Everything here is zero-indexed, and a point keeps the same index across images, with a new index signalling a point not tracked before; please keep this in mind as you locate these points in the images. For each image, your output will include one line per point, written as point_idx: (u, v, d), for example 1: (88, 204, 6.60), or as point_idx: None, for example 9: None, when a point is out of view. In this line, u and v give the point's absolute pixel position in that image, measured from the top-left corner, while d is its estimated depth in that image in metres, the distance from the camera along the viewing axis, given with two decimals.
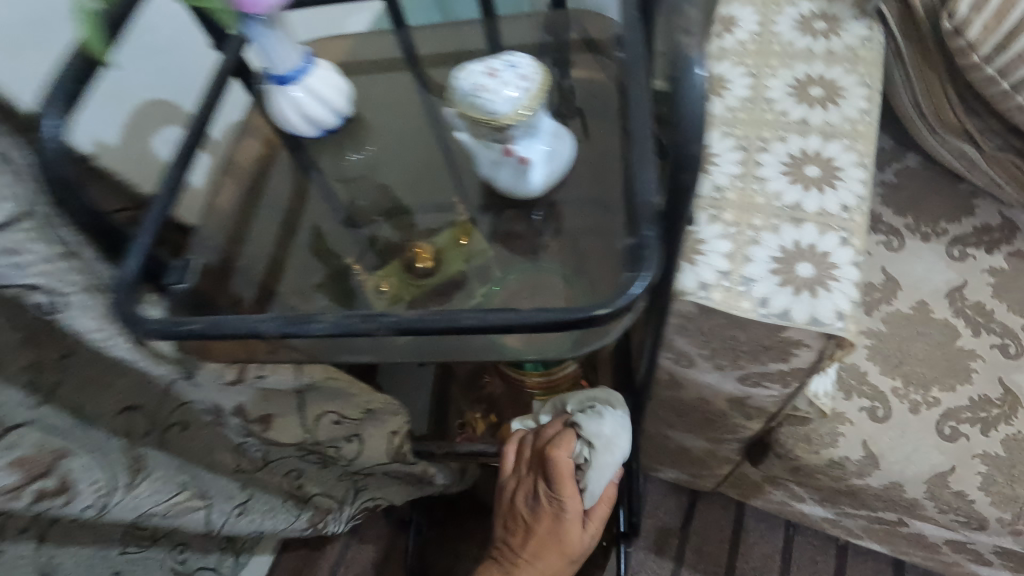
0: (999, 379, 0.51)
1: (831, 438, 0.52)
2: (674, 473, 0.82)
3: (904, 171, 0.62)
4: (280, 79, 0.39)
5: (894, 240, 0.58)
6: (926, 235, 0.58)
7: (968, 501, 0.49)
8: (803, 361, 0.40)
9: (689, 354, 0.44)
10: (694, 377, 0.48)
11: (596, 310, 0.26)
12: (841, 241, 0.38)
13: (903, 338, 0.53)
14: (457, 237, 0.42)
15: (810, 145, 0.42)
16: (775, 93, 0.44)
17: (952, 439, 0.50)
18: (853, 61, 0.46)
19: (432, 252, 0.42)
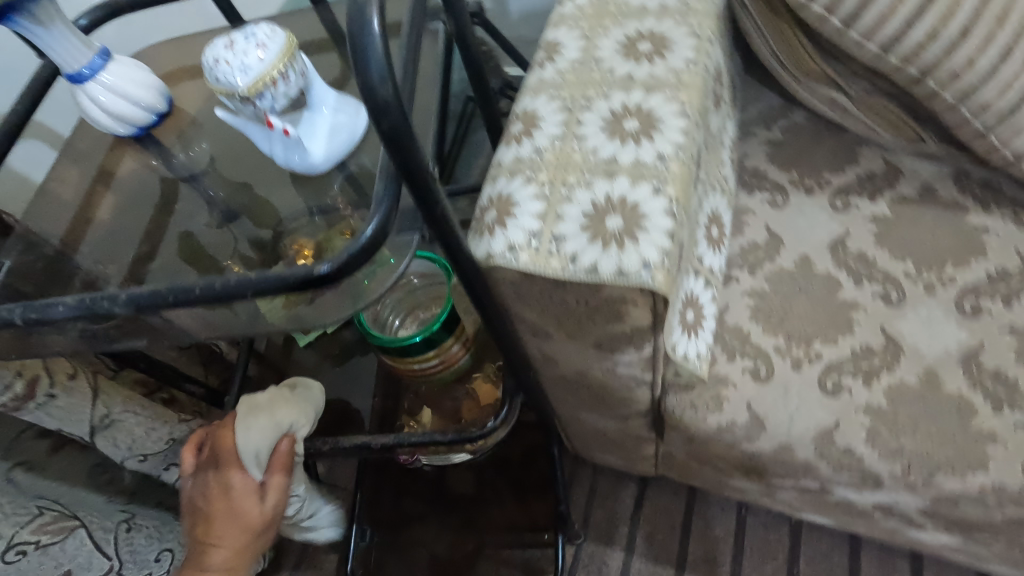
0: (882, 328, 0.50)
1: (716, 403, 0.50)
2: (609, 459, 0.78)
3: (791, 127, 0.60)
4: (72, 77, 0.43)
5: (779, 197, 0.57)
6: (811, 188, 0.57)
7: (857, 458, 0.48)
8: (640, 317, 0.41)
9: (537, 323, 0.44)
10: (558, 349, 0.47)
11: (317, 268, 0.30)
12: (654, 191, 0.36)
13: (784, 295, 0.52)
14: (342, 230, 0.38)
15: (633, 98, 0.41)
16: (604, 51, 0.43)
17: (836, 394, 0.49)
18: (684, 14, 0.45)
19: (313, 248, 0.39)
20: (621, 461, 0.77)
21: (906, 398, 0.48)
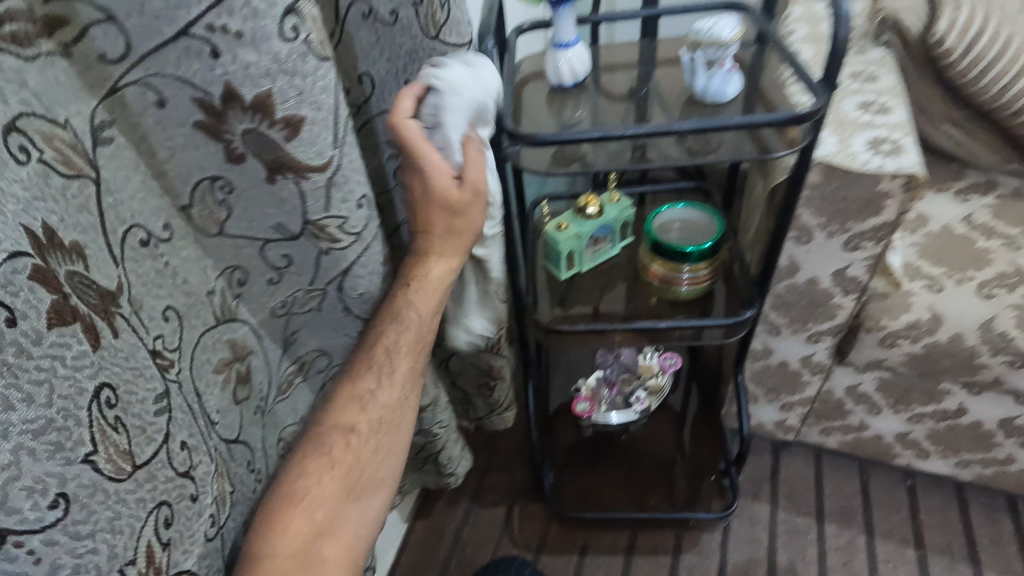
0: (1014, 263, 0.82)
1: (905, 306, 0.82)
2: (770, 414, 1.08)
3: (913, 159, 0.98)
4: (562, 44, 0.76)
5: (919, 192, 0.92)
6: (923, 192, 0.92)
7: (1011, 340, 0.77)
8: (891, 214, 0.72)
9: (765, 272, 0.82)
10: (768, 282, 0.83)
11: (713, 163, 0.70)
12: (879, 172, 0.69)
13: (941, 244, 0.86)
14: (654, 266, 0.91)
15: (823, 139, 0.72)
16: (847, 105, 0.77)
17: (990, 297, 0.79)
18: (867, 75, 0.82)
19: (652, 275, 0.92)
20: (776, 415, 1.07)
21: None
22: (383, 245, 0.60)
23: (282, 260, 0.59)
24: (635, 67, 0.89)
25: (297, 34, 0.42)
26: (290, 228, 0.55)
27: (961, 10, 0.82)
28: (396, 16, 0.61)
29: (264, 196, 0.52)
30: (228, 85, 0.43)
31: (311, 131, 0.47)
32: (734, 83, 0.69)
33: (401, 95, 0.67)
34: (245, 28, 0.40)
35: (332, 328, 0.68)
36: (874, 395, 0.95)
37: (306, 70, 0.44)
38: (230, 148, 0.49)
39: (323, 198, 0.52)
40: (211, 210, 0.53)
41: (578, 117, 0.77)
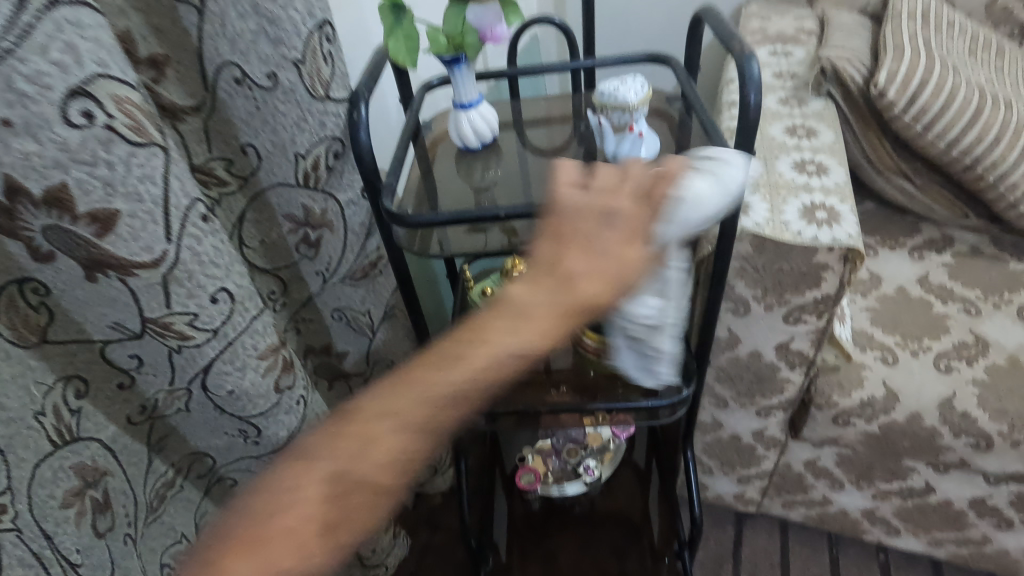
0: (971, 330, 0.75)
1: (858, 381, 0.74)
2: (727, 487, 0.99)
3: (864, 212, 0.92)
4: (464, 105, 0.68)
5: (871, 250, 0.86)
6: (875, 250, 0.86)
7: (973, 420, 0.69)
8: (830, 285, 0.64)
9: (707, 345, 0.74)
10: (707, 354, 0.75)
11: None
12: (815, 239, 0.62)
13: (894, 308, 0.78)
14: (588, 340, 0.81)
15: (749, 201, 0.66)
16: (781, 164, 0.70)
17: (948, 372, 0.72)
18: (806, 129, 0.76)
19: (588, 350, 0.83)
20: (734, 488, 0.98)
21: (999, 374, 0.71)
22: (255, 333, 0.50)
23: (132, 360, 0.48)
24: (560, 123, 0.83)
25: (91, 118, 0.35)
26: (130, 326, 0.44)
27: (902, 62, 0.77)
28: (275, 81, 0.50)
29: (93, 294, 0.42)
30: (6, 179, 0.34)
31: (130, 225, 0.39)
32: (646, 148, 0.61)
33: (292, 169, 0.55)
34: (14, 115, 0.32)
35: (206, 426, 0.57)
36: (835, 470, 0.87)
37: (111, 157, 0.36)
38: (32, 247, 0.39)
39: (161, 294, 0.43)
40: (26, 317, 0.43)
41: (491, 181, 0.71)
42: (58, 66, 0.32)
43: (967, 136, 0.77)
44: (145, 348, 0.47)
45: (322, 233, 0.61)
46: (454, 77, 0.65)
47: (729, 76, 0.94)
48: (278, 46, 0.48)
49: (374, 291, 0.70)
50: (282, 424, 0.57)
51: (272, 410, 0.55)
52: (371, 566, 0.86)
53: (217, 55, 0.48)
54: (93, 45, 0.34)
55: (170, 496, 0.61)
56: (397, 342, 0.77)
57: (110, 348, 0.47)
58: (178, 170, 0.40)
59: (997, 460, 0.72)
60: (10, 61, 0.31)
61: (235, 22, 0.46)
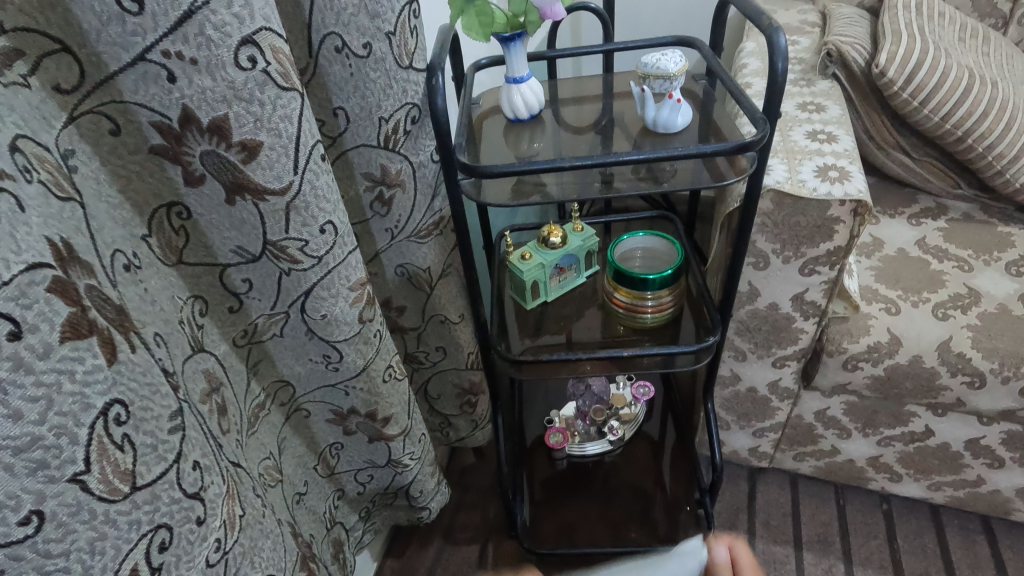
0: (965, 283, 0.83)
1: (865, 329, 0.82)
2: (743, 441, 1.06)
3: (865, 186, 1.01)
4: (516, 78, 0.76)
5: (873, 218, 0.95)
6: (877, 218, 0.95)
7: (968, 359, 0.78)
8: (842, 236, 0.73)
9: (730, 299, 0.82)
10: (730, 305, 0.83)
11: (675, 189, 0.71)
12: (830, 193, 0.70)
13: (896, 266, 0.87)
14: (618, 292, 0.90)
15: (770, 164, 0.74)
16: (796, 134, 0.79)
17: (946, 318, 0.80)
18: (816, 105, 0.85)
19: (619, 303, 0.92)
20: (750, 441, 1.06)
21: (990, 319, 0.79)
22: (349, 266, 0.56)
23: (244, 284, 0.54)
24: (592, 101, 0.91)
25: (254, 63, 0.41)
26: (251, 249, 0.51)
27: (900, 45, 0.86)
28: (369, 50, 0.58)
29: (223, 219, 0.48)
30: (183, 108, 0.40)
31: (269, 156, 0.45)
32: (683, 113, 0.70)
33: (375, 132, 0.63)
34: (199, 56, 0.38)
35: (295, 351, 0.62)
36: (843, 419, 0.95)
37: (263, 98, 0.42)
38: (189, 169, 0.45)
39: (283, 221, 0.48)
40: (169, 238, 0.50)
41: (534, 150, 0.79)
42: (238, 17, 0.39)
43: (958, 111, 0.86)
44: (255, 273, 0.53)
45: (395, 191, 0.69)
46: (508, 54, 0.73)
47: (742, 63, 1.03)
48: (375, 18, 0.56)
49: (437, 248, 0.77)
50: (360, 354, 0.62)
51: (355, 338, 0.60)
52: (417, 507, 0.91)
53: (323, 26, 0.55)
54: (263, 4, 0.40)
55: (263, 415, 0.68)
56: (450, 299, 0.83)
57: (227, 273, 0.53)
58: (308, 113, 0.46)
59: (991, 398, 0.80)
60: (205, 12, 0.37)
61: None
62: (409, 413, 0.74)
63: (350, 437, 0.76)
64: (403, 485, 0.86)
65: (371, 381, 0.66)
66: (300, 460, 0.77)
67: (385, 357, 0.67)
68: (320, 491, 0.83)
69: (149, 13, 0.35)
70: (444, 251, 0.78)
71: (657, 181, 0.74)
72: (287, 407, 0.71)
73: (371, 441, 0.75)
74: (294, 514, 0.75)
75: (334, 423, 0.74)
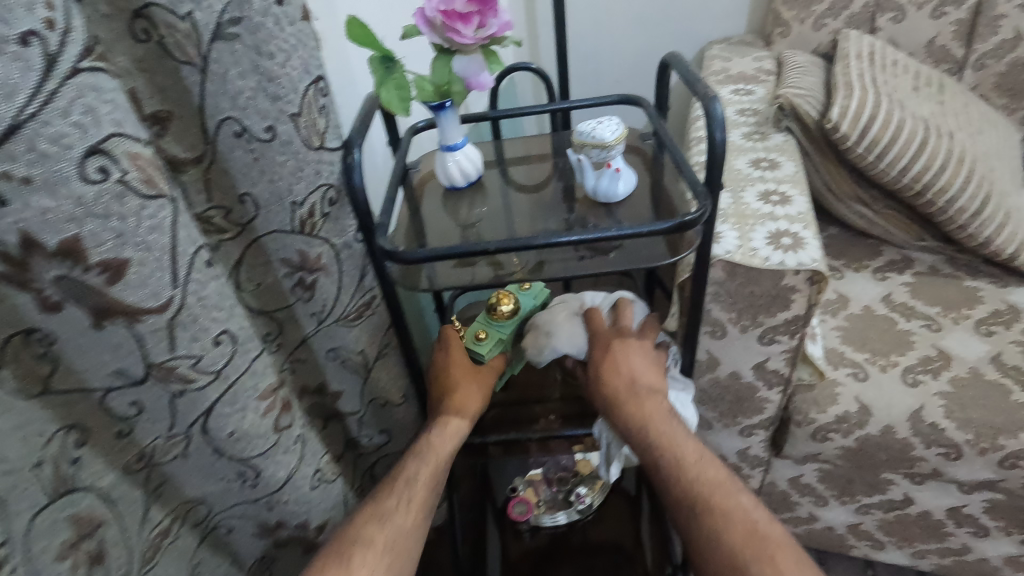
0: (934, 345, 0.79)
1: (833, 398, 0.77)
2: None
3: (829, 237, 0.98)
4: (450, 146, 0.72)
5: (837, 272, 0.91)
6: (841, 273, 0.91)
7: (941, 430, 0.73)
8: (800, 305, 0.68)
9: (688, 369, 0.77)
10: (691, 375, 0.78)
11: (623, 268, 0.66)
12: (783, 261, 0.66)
13: (862, 326, 0.83)
14: None
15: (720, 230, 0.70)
16: (748, 196, 0.75)
17: (916, 385, 0.76)
18: (769, 162, 0.81)
19: None
20: None
21: (962, 384, 0.75)
22: (254, 374, 0.50)
23: (131, 408, 0.47)
24: (539, 161, 0.87)
25: (106, 174, 0.36)
26: (132, 372, 0.44)
27: (853, 99, 0.83)
28: (273, 134, 0.52)
29: (93, 343, 0.41)
30: (22, 233, 0.34)
31: (140, 273, 0.39)
32: (624, 181, 0.66)
33: (289, 217, 0.57)
34: (34, 174, 0.33)
35: (202, 472, 0.55)
36: (818, 486, 0.89)
37: (124, 210, 0.37)
38: (40, 297, 0.38)
39: (166, 339, 0.43)
40: (29, 367, 0.42)
41: (476, 217, 0.75)
42: (78, 126, 0.34)
43: (916, 164, 0.83)
44: (143, 395, 0.46)
45: (317, 275, 0.62)
46: (440, 120, 0.69)
47: (696, 114, 1.00)
48: (276, 101, 0.51)
49: (369, 327, 0.72)
50: (280, 465, 0.56)
51: (272, 450, 0.54)
52: None
53: (218, 111, 0.50)
54: (112, 108, 0.35)
55: (167, 544, 0.59)
56: (392, 379, 0.78)
57: (110, 398, 0.45)
58: (184, 221, 0.42)
59: (970, 468, 0.75)
60: (34, 124, 0.32)
61: (235, 81, 0.49)
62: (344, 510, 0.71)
63: (281, 548, 0.69)
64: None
65: (298, 490, 0.60)
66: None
67: (311, 463, 0.62)
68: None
69: None
70: (380, 328, 0.73)
71: (607, 258, 0.70)
72: (200, 527, 0.63)
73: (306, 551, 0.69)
74: None
75: (262, 536, 0.65)
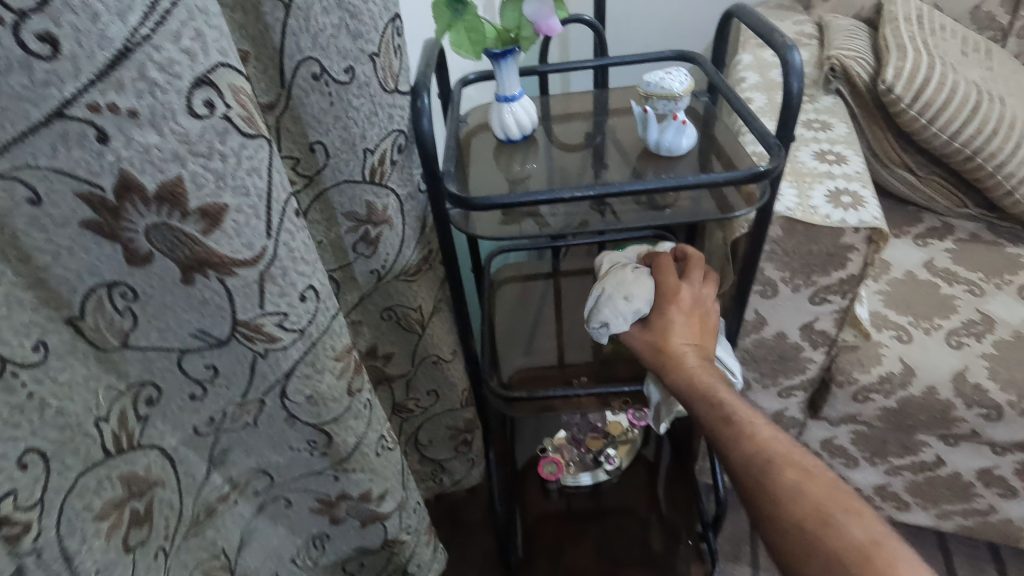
0: (977, 309, 0.80)
1: (877, 359, 0.78)
2: None
3: None
4: (506, 98, 0.71)
5: None
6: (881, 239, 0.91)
7: (985, 391, 0.74)
8: (856, 265, 0.69)
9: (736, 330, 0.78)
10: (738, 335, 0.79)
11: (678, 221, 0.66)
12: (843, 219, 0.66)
13: (905, 290, 0.83)
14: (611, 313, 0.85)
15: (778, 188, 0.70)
16: (803, 155, 0.74)
17: (960, 347, 0.77)
18: (821, 123, 0.80)
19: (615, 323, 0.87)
20: None
21: (1006, 347, 0.76)
22: (334, 333, 0.44)
23: (206, 374, 0.42)
24: (586, 118, 0.86)
25: (211, 110, 0.31)
26: (215, 334, 0.39)
27: (906, 60, 0.82)
28: (351, 75, 0.51)
29: (180, 301, 0.37)
30: (122, 173, 0.30)
31: (236, 220, 0.34)
32: (688, 136, 0.66)
33: (359, 166, 0.56)
34: (141, 107, 0.29)
35: (271, 440, 0.50)
36: (851, 448, 0.91)
37: (226, 150, 0.33)
38: (129, 249, 0.33)
39: (256, 295, 0.37)
40: (105, 322, 0.35)
41: (528, 172, 0.74)
42: (188, 54, 0.30)
43: (968, 129, 0.83)
44: (222, 361, 0.41)
45: (381, 229, 0.61)
46: (499, 70, 0.68)
47: (740, 76, 0.98)
48: (356, 39, 0.50)
49: (427, 283, 0.71)
50: (352, 433, 0.50)
51: (344, 416, 0.48)
52: None
53: (297, 51, 0.48)
54: (218, 35, 0.31)
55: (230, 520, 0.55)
56: (443, 336, 0.77)
57: (185, 362, 0.40)
58: (280, 163, 0.37)
59: (1010, 429, 0.76)
60: (146, 49, 0.28)
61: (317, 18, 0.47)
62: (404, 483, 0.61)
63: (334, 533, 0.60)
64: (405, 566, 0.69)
65: (364, 458, 0.53)
66: None
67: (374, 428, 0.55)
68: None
69: (69, 58, 0.26)
70: (432, 284, 0.73)
71: (660, 210, 0.69)
72: None
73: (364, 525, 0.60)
74: None
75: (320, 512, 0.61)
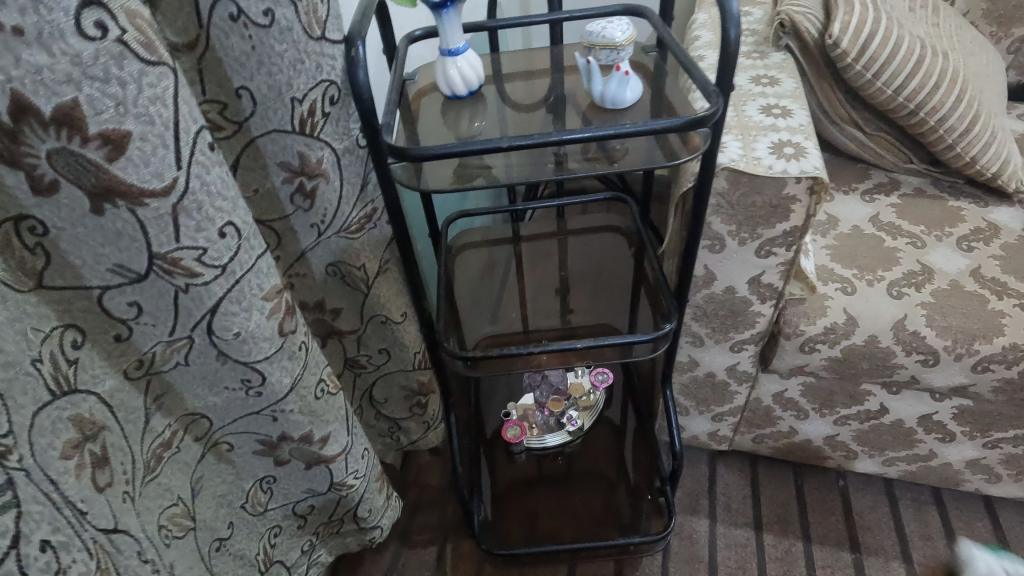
0: (918, 260, 0.82)
1: (821, 310, 0.80)
2: (703, 428, 1.04)
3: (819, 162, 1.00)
4: (450, 51, 0.70)
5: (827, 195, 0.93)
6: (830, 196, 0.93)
7: (922, 337, 0.77)
8: (799, 216, 0.70)
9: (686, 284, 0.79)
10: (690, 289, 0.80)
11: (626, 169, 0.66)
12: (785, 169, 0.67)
13: (850, 244, 0.85)
14: None
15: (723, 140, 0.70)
16: (750, 109, 0.75)
17: (900, 297, 0.79)
18: (770, 78, 0.81)
19: None
20: (708, 426, 1.03)
21: (943, 295, 0.78)
22: (259, 272, 0.48)
23: (130, 309, 0.45)
24: (538, 76, 0.85)
25: (104, 31, 0.33)
26: (134, 267, 0.42)
27: (854, 13, 0.83)
28: (271, 18, 0.50)
29: (95, 232, 0.39)
30: (14, 95, 0.31)
31: (142, 148, 0.37)
32: (632, 88, 0.66)
33: (289, 114, 0.55)
34: (26, 23, 0.30)
35: (204, 379, 0.55)
36: (801, 400, 0.94)
37: (124, 75, 0.34)
38: (33, 175, 0.35)
39: (170, 226, 0.40)
40: (21, 258, 0.39)
41: (476, 130, 0.73)
42: None
43: (911, 83, 0.84)
44: (145, 295, 0.44)
45: (317, 181, 0.61)
46: (440, 20, 0.67)
47: (694, 35, 0.98)
48: None
49: (372, 241, 0.71)
50: (284, 370, 0.55)
51: (276, 354, 0.53)
52: (367, 527, 0.85)
53: None
54: None
55: (168, 456, 0.59)
56: (392, 296, 0.77)
57: (109, 296, 0.43)
58: (187, 95, 0.39)
59: (947, 374, 0.79)
60: None
61: None
62: (349, 429, 0.68)
63: (283, 468, 0.69)
64: (350, 506, 0.79)
65: (303, 400, 0.59)
66: (221, 497, 0.68)
67: (315, 372, 0.60)
68: (249, 532, 0.75)
69: None
70: (380, 243, 0.72)
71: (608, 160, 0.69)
72: (203, 441, 0.63)
73: (308, 466, 0.68)
74: (211, 563, 0.68)
75: (261, 453, 0.65)
